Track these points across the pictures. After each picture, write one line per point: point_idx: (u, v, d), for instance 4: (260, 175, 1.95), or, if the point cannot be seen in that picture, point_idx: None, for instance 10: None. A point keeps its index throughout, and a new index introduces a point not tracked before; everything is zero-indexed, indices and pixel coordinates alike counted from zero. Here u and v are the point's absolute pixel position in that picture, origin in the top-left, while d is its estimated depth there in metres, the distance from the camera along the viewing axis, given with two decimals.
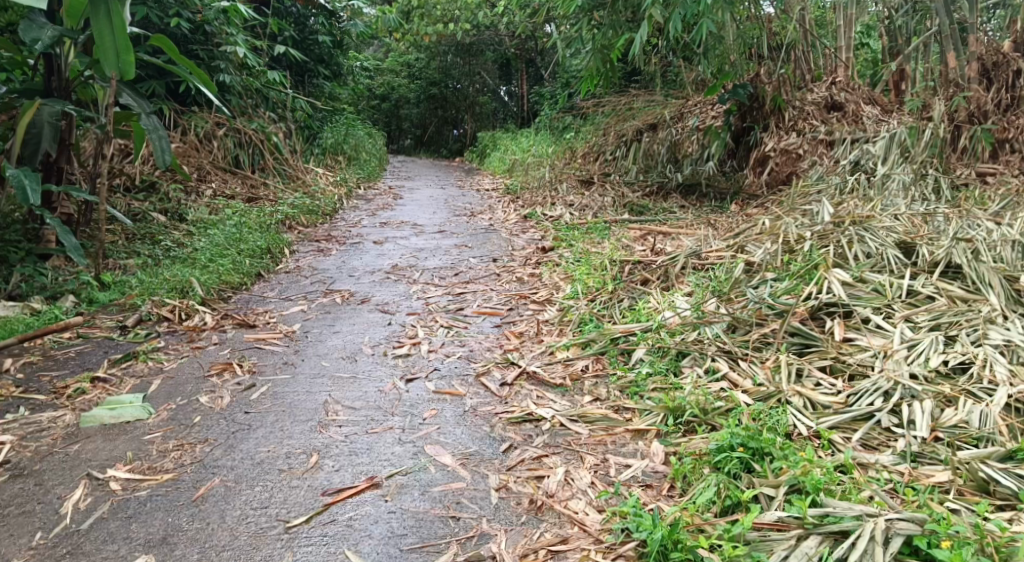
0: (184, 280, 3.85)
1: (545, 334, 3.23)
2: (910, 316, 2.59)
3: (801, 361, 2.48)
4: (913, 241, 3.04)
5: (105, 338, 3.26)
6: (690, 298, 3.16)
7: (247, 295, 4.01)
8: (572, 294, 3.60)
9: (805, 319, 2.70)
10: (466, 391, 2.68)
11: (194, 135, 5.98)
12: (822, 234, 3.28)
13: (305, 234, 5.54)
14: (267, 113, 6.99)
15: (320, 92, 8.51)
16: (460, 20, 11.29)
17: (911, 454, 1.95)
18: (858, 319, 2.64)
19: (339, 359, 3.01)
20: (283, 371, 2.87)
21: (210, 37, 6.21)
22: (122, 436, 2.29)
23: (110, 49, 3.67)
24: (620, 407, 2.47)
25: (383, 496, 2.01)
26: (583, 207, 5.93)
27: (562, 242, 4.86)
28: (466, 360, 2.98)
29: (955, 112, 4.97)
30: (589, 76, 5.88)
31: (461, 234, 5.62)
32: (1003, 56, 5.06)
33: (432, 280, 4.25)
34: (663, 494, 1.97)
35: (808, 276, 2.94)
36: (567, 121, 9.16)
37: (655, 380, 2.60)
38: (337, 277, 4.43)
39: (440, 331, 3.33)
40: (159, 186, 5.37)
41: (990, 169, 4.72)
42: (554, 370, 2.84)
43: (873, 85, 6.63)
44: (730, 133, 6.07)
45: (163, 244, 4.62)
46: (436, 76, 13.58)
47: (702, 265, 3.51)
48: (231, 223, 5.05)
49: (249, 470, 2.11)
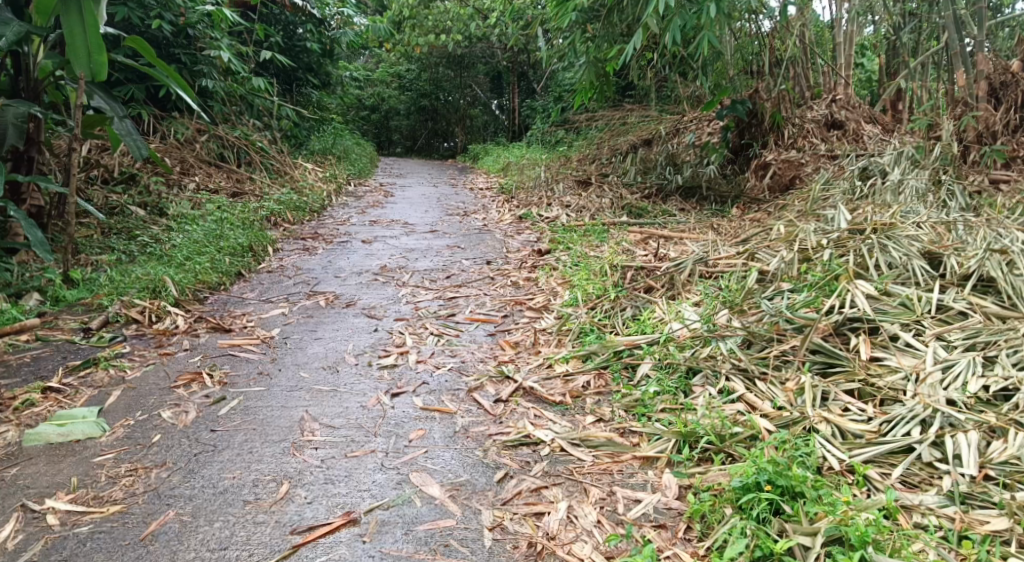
0: (156, 279, 3.59)
1: (542, 345, 3.00)
2: (942, 334, 2.37)
3: (827, 383, 2.25)
4: (939, 252, 2.82)
5: (65, 342, 3.01)
6: (699, 309, 2.93)
7: (224, 296, 3.77)
8: (571, 302, 3.37)
9: (827, 335, 2.47)
10: (457, 408, 2.45)
11: (174, 139, 5.80)
12: (839, 243, 3.06)
13: (290, 231, 5.29)
14: (252, 120, 6.83)
15: (308, 101, 8.38)
16: (452, 31, 11.07)
17: (960, 494, 1.74)
18: (885, 335, 2.41)
19: (320, 370, 2.77)
20: (256, 383, 2.62)
21: (193, 42, 6.04)
22: (68, 458, 2.05)
23: (81, 48, 3.56)
24: (626, 430, 2.25)
25: (360, 536, 1.78)
26: (581, 208, 5.71)
27: (559, 244, 4.63)
28: (457, 373, 2.74)
29: (964, 131, 4.82)
30: (582, 88, 5.73)
31: (453, 234, 5.38)
32: (1012, 75, 4.80)
33: (423, 282, 4.02)
34: (679, 537, 1.76)
35: (828, 288, 2.73)
36: (560, 134, 8.98)
37: (663, 400, 2.39)
38: (322, 278, 4.19)
39: (429, 340, 3.09)
40: (139, 178, 5.12)
41: (1004, 176, 4.50)
42: (553, 385, 2.61)
43: (874, 102, 6.47)
44: (728, 148, 5.88)
45: (139, 239, 4.36)
46: (427, 88, 13.25)
47: (710, 273, 3.29)
48: (212, 219, 4.79)
49: (209, 502, 1.87)
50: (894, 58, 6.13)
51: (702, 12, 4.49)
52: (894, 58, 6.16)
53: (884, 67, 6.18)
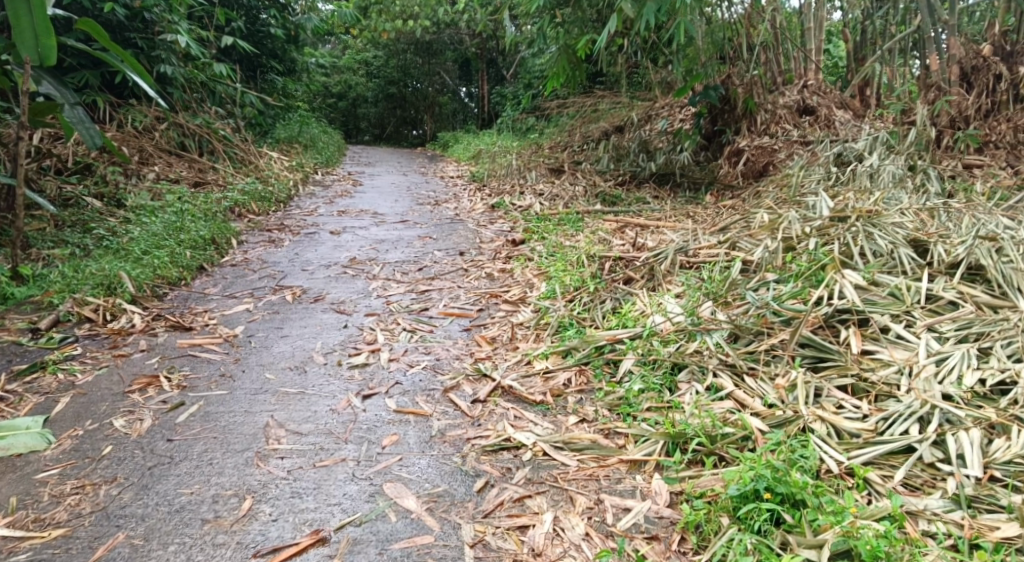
0: (111, 275, 3.39)
1: (520, 340, 2.88)
2: (933, 325, 2.29)
3: (819, 379, 2.16)
4: (926, 240, 2.74)
5: (12, 344, 2.83)
6: (682, 301, 2.82)
7: (185, 292, 3.59)
8: (548, 294, 3.24)
9: (817, 328, 2.38)
10: (432, 410, 2.33)
11: (132, 128, 5.55)
12: (823, 231, 2.97)
13: (255, 222, 5.10)
14: (214, 107, 6.59)
15: (273, 88, 8.12)
16: (420, 17, 10.85)
17: (966, 497, 1.68)
18: (875, 328, 2.33)
19: (286, 371, 2.62)
20: (217, 387, 2.46)
21: (150, 25, 5.78)
22: (9, 475, 1.90)
23: (28, 31, 3.32)
24: (612, 431, 2.15)
25: (331, 557, 1.67)
26: (554, 196, 5.59)
27: (534, 234, 4.50)
28: (431, 372, 2.61)
29: (938, 116, 4.71)
30: (553, 75, 5.59)
31: (425, 224, 5.23)
32: (983, 60, 4.72)
33: (394, 275, 3.87)
34: (673, 549, 1.69)
35: (815, 278, 2.64)
36: (530, 122, 8.83)
37: (649, 398, 2.28)
38: (288, 271, 4.01)
39: (402, 336, 2.95)
40: (95, 168, 4.90)
41: (977, 161, 4.42)
42: (532, 384, 2.50)
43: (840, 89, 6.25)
44: (701, 135, 5.80)
45: (95, 232, 4.14)
46: (395, 75, 13.02)
47: (691, 263, 3.19)
48: (171, 210, 4.58)
49: (164, 522, 1.74)
50: (863, 42, 5.85)
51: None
52: (864, 43, 5.87)
53: (851, 53, 5.90)
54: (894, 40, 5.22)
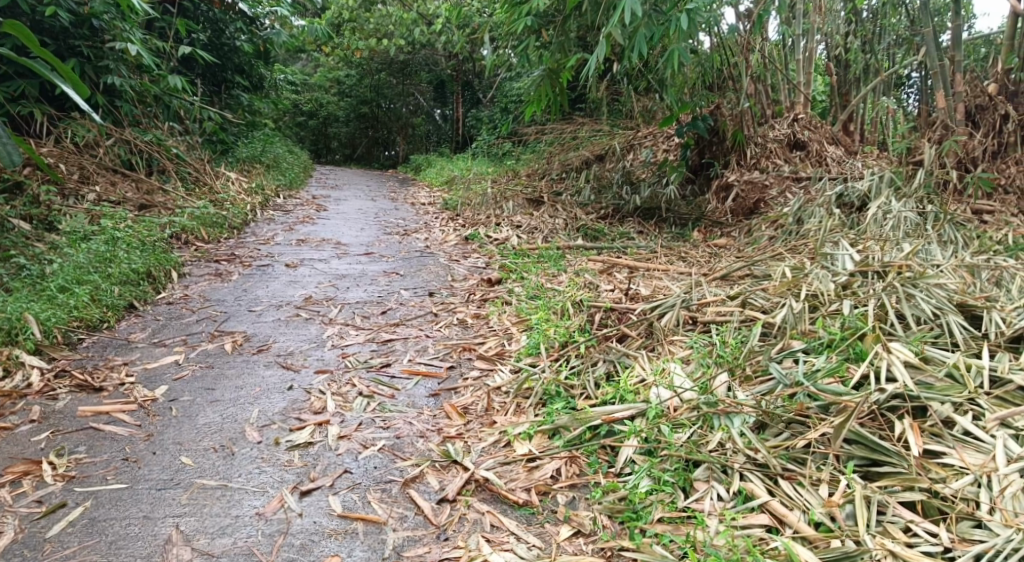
0: (15, 317, 2.84)
1: (497, 413, 2.40)
2: (1008, 419, 1.87)
3: (881, 492, 1.77)
4: (977, 306, 2.37)
5: None
6: (689, 368, 2.36)
7: (107, 338, 3.05)
8: (530, 350, 2.78)
9: (864, 419, 1.94)
10: (387, 515, 1.88)
11: (71, 144, 4.99)
12: (854, 291, 2.58)
13: (202, 252, 4.57)
14: (168, 124, 6.02)
15: (237, 105, 7.57)
16: (394, 36, 10.33)
17: None
18: (937, 420, 1.91)
19: (209, 453, 2.11)
20: (114, 479, 1.98)
21: (99, 33, 5.23)
22: None
23: None
24: (614, 553, 1.76)
25: None
26: (532, 228, 5.16)
27: (511, 273, 4.04)
28: (391, 456, 2.12)
29: (944, 156, 4.26)
30: (534, 100, 5.11)
31: (391, 258, 4.75)
32: (989, 98, 4.26)
33: (353, 319, 3.37)
34: None
35: (855, 350, 2.22)
36: (506, 148, 8.38)
37: (660, 505, 1.85)
38: (233, 312, 3.49)
39: (356, 403, 2.44)
40: (28, 186, 4.32)
41: (986, 207, 4.01)
42: (513, 476, 2.02)
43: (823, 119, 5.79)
44: (687, 167, 5.38)
45: (14, 260, 3.55)
46: (368, 95, 12.53)
47: (697, 322, 2.73)
48: (104, 237, 4.01)
49: None
50: (846, 75, 5.42)
51: (672, 24, 3.92)
52: (847, 76, 5.42)
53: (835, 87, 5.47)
54: (886, 74, 4.79)
